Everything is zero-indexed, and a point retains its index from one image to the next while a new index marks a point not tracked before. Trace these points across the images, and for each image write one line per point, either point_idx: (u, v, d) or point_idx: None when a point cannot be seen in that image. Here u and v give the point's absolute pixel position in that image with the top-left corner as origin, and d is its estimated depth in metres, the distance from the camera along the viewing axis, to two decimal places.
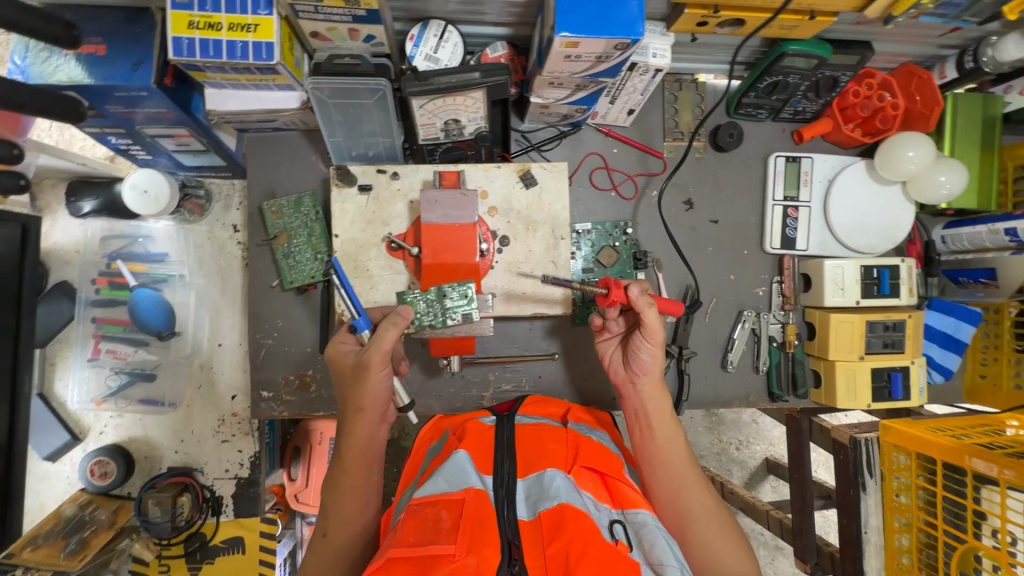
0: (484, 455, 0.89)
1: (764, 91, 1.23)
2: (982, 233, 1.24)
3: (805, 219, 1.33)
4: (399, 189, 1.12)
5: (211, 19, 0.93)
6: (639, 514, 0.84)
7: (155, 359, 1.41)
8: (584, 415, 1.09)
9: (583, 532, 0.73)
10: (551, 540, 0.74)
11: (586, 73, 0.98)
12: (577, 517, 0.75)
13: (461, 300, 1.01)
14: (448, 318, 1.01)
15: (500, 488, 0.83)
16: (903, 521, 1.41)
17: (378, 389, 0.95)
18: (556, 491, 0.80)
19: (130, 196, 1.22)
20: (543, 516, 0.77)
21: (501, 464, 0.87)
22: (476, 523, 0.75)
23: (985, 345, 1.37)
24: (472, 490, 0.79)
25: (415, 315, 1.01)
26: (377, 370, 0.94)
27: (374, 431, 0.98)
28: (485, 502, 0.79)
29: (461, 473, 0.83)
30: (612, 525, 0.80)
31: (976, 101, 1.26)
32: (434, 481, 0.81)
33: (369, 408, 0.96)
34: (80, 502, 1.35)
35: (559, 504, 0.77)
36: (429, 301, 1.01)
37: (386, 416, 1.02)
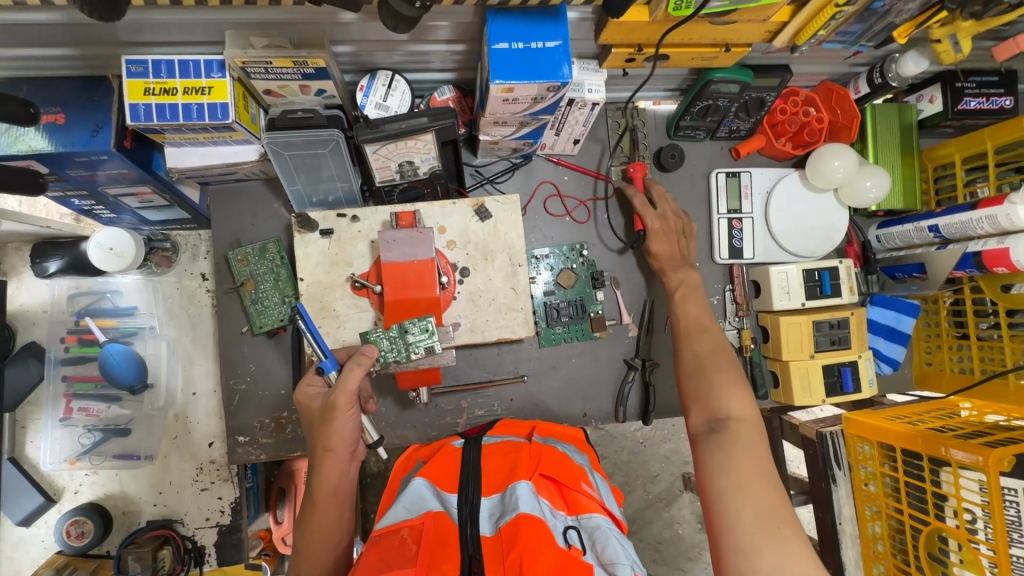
0: (448, 477, 0.99)
1: (698, 114, 1.32)
2: (909, 231, 1.34)
3: (749, 229, 1.41)
4: (360, 230, 1.16)
5: (166, 84, 0.98)
6: (592, 519, 0.90)
7: (129, 414, 1.41)
8: (549, 429, 1.16)
9: (536, 539, 0.79)
10: (509, 551, 0.80)
11: (527, 113, 1.05)
12: (532, 526, 0.81)
13: (423, 334, 1.06)
14: (412, 353, 1.05)
15: (463, 506, 0.91)
16: (873, 509, 1.47)
17: (346, 429, 0.98)
18: (514, 503, 0.87)
19: (96, 255, 1.24)
20: (503, 530, 0.84)
21: (464, 484, 0.94)
22: (435, 545, 0.84)
23: (928, 335, 1.46)
24: (430, 514, 0.89)
25: (380, 353, 1.05)
26: (345, 409, 0.97)
27: (343, 469, 0.98)
28: (445, 523, 0.88)
29: (420, 501, 0.93)
30: (567, 532, 0.87)
31: (892, 110, 1.38)
32: (395, 511, 0.92)
33: (338, 447, 0.98)
34: (56, 566, 1.32)
35: (516, 516, 0.83)
36: (392, 338, 1.06)
37: (357, 454, 1.03)
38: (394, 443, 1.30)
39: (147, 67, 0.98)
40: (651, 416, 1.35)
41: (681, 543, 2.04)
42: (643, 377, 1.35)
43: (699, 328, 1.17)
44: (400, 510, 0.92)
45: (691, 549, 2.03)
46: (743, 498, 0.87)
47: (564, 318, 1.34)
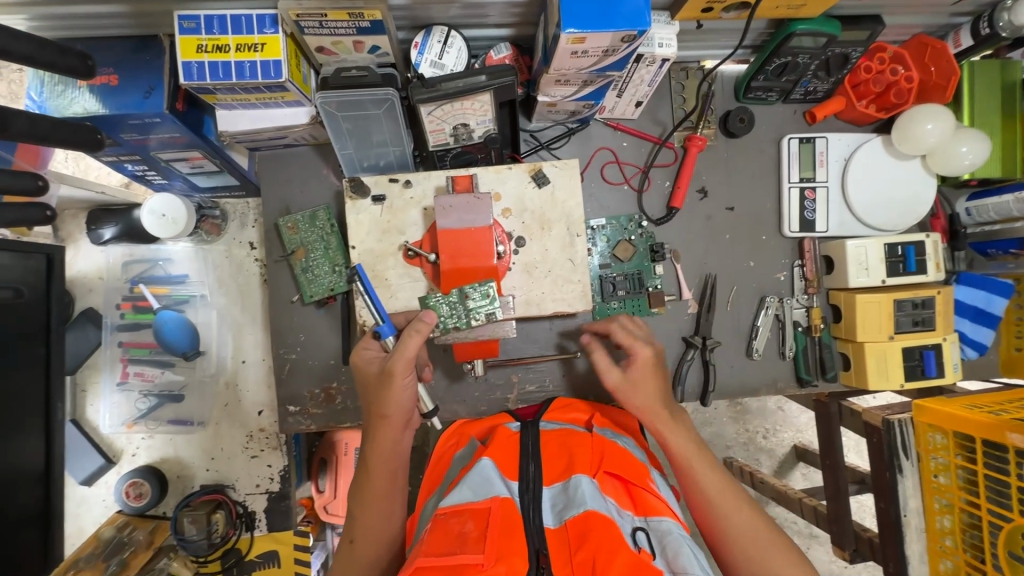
0: (509, 461, 0.91)
1: (773, 73, 1.21)
2: (1008, 203, 1.21)
3: (823, 200, 1.30)
4: (412, 197, 1.12)
5: (218, 41, 0.95)
6: (663, 522, 0.83)
7: (182, 380, 1.43)
8: (608, 420, 1.10)
9: (610, 539, 0.73)
10: (578, 547, 0.75)
11: (593, 68, 0.97)
12: (604, 525, 0.75)
13: (484, 300, 1.01)
14: (472, 320, 1.01)
15: (526, 493, 0.84)
16: (944, 502, 1.38)
17: (403, 397, 0.95)
18: (581, 497, 0.81)
19: (148, 220, 1.24)
20: (570, 524, 0.78)
21: (525, 469, 0.88)
22: (504, 532, 0.76)
23: (1019, 318, 1.30)
24: (497, 498, 0.81)
25: (439, 318, 1.01)
26: (402, 377, 0.94)
27: (397, 439, 0.97)
28: (512, 510, 0.81)
29: (486, 482, 0.84)
30: (635, 532, 0.80)
31: (994, 68, 1.23)
32: (459, 492, 0.83)
33: (393, 416, 0.96)
34: (117, 524, 1.37)
35: (585, 512, 0.77)
36: (453, 304, 1.02)
37: (409, 422, 1.01)
38: (443, 417, 1.28)
39: (198, 22, 0.94)
40: (710, 396, 1.29)
41: None
42: (703, 356, 1.29)
43: (705, 466, 0.96)
44: (465, 491, 0.83)
45: None
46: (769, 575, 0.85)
47: (620, 292, 1.29)
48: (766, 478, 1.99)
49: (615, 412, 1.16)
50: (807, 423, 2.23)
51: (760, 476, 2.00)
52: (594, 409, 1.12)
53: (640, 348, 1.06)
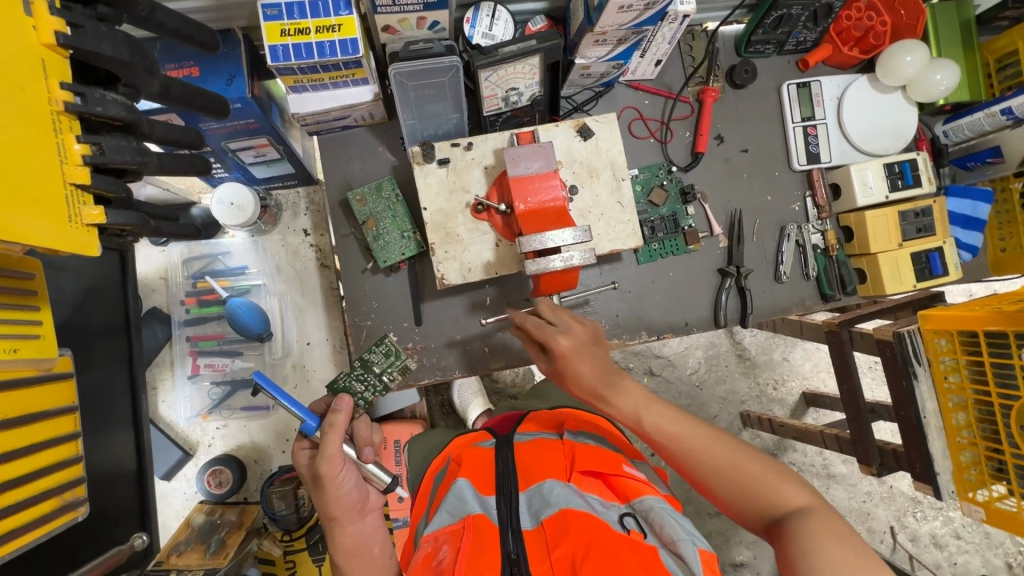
0: (485, 478, 1.05)
1: (770, 26, 1.38)
2: (980, 119, 1.40)
3: (824, 135, 1.48)
4: (473, 158, 1.23)
5: (300, 25, 1.04)
6: (645, 501, 0.95)
7: (251, 366, 1.49)
8: (582, 421, 1.22)
9: (585, 531, 0.86)
10: (557, 543, 0.88)
11: (632, 24, 1.12)
12: (579, 518, 0.89)
13: (386, 357, 1.19)
14: (386, 379, 1.19)
15: (501, 504, 0.98)
16: (957, 399, 1.53)
17: (342, 489, 1.00)
18: (554, 499, 0.95)
19: (218, 209, 1.32)
20: (547, 522, 0.92)
21: (501, 485, 1.02)
22: (477, 546, 0.90)
23: (999, 223, 1.50)
24: (469, 517, 0.95)
25: (358, 396, 1.16)
26: (334, 474, 0.98)
27: (357, 528, 1.03)
28: (486, 524, 0.94)
29: (461, 503, 0.99)
30: (623, 519, 0.93)
31: (951, 8, 1.44)
32: (440, 515, 0.99)
33: (341, 513, 1.01)
34: (205, 510, 1.40)
35: (561, 510, 0.92)
36: (364, 378, 1.18)
37: (369, 507, 1.06)
38: (512, 365, 1.38)
39: (280, 10, 1.04)
40: (750, 318, 1.43)
41: None
42: (738, 283, 1.44)
43: (656, 405, 1.03)
44: (444, 515, 0.98)
45: None
46: (828, 540, 0.80)
47: (659, 234, 1.42)
48: (785, 421, 2.11)
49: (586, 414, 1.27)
50: (811, 369, 2.38)
51: (779, 420, 2.12)
52: (568, 416, 1.24)
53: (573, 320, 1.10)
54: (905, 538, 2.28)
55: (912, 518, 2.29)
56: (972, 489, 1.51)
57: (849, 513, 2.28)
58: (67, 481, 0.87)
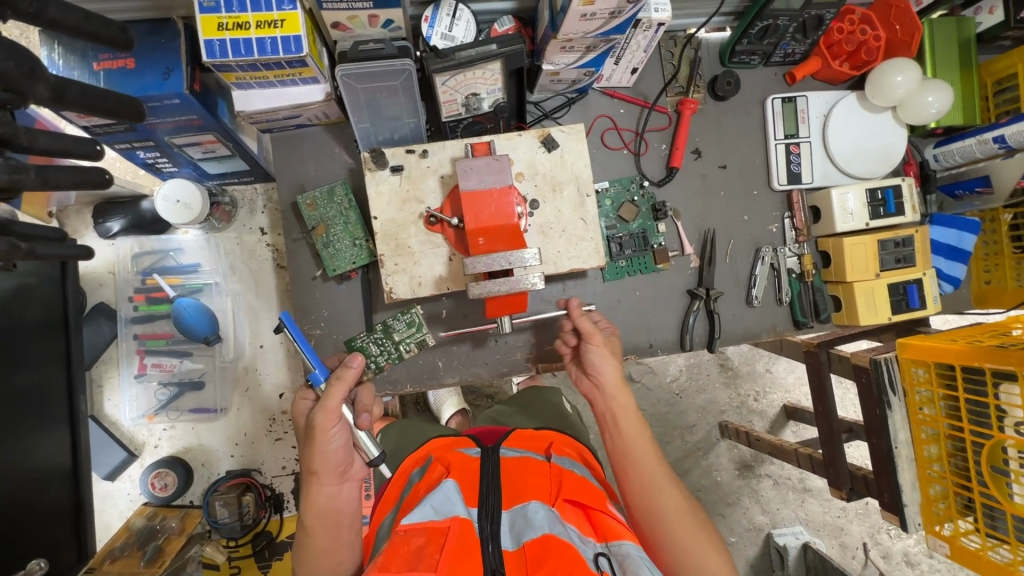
0: (471, 487, 0.98)
1: (755, 36, 1.30)
2: (971, 145, 1.33)
3: (807, 154, 1.40)
4: (429, 166, 1.16)
5: (238, 19, 0.97)
6: (623, 545, 0.89)
7: (201, 367, 1.44)
8: (565, 448, 1.17)
9: (565, 560, 0.79)
10: (534, 568, 0.81)
11: (598, 32, 1.04)
12: (562, 547, 0.82)
13: (409, 327, 1.26)
14: (402, 350, 1.27)
15: (484, 520, 0.91)
16: (930, 432, 1.46)
17: (328, 450, 0.96)
18: (540, 522, 0.88)
19: (163, 207, 1.25)
20: (528, 545, 0.84)
21: (486, 497, 0.94)
22: (459, 554, 0.82)
23: (985, 254, 1.44)
24: (458, 519, 0.87)
25: (372, 358, 1.26)
26: (324, 430, 0.94)
27: (332, 493, 0.99)
28: (469, 533, 0.87)
29: (449, 502, 0.90)
30: (596, 557, 0.86)
31: (950, 24, 1.35)
32: (423, 509, 0.89)
33: (322, 471, 0.97)
34: (147, 514, 1.38)
35: (545, 535, 0.84)
36: (382, 342, 1.26)
37: (350, 474, 1.02)
38: (467, 380, 1.33)
39: (218, 1, 0.96)
40: (717, 342, 1.38)
41: (719, 490, 2.24)
42: (707, 306, 1.38)
43: (637, 434, 1.08)
44: (427, 508, 0.89)
45: (729, 495, 2.23)
46: None
47: (627, 251, 1.36)
48: (762, 436, 2.07)
49: (570, 441, 1.23)
50: (793, 382, 2.33)
51: (756, 434, 2.08)
52: (556, 438, 1.19)
53: (596, 330, 1.15)
54: (878, 555, 2.25)
55: (886, 536, 2.26)
56: (938, 522, 1.46)
57: (822, 527, 2.25)
58: None
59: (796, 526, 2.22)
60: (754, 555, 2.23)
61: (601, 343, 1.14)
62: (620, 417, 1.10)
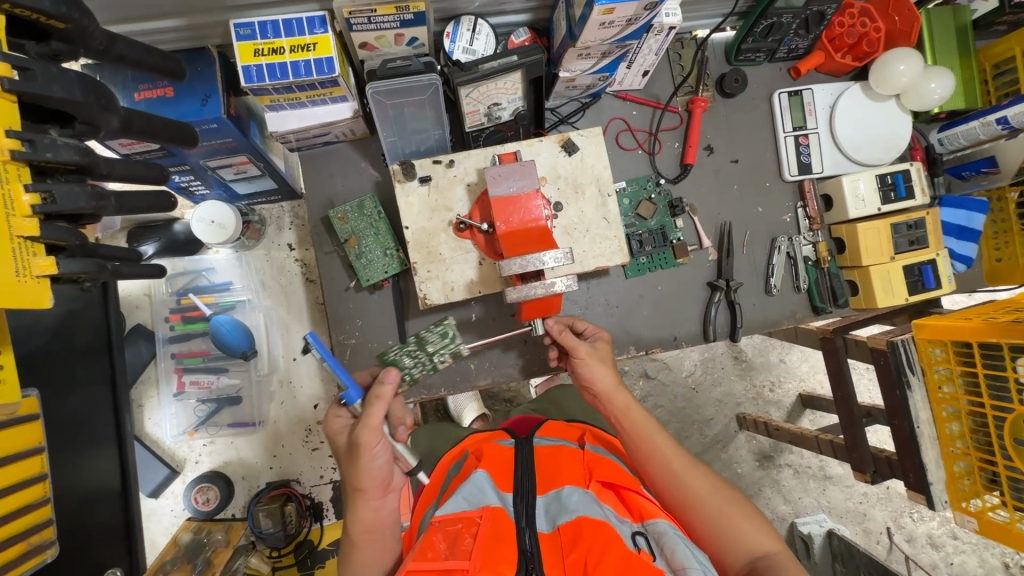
0: (503, 475, 1.01)
1: (760, 34, 1.35)
2: (975, 128, 1.37)
3: (816, 145, 1.45)
4: (456, 175, 1.20)
5: (273, 44, 1.02)
6: (659, 523, 0.89)
7: (238, 382, 1.49)
8: (598, 437, 1.19)
9: (598, 538, 0.80)
10: (570, 549, 0.82)
11: (615, 39, 1.09)
12: (595, 527, 0.83)
13: (442, 339, 1.10)
14: (438, 362, 1.09)
15: (518, 504, 0.93)
16: (952, 409, 1.46)
17: (374, 466, 0.95)
18: (574, 506, 0.89)
19: (199, 227, 1.30)
20: (563, 527, 0.86)
21: (519, 484, 0.97)
22: (490, 541, 0.84)
23: (995, 232, 1.48)
24: (489, 508, 0.90)
25: (404, 371, 1.06)
26: (369, 448, 0.93)
27: (378, 505, 0.97)
28: (503, 519, 0.89)
29: (480, 493, 0.93)
30: (635, 536, 0.87)
31: (948, 13, 1.40)
32: (456, 500, 0.92)
33: (369, 488, 0.96)
34: (193, 528, 1.41)
35: (578, 518, 0.85)
36: (414, 353, 1.08)
37: (392, 485, 1.01)
38: (499, 381, 1.37)
39: (253, 29, 1.01)
40: (739, 332, 1.41)
41: (741, 481, 2.25)
42: (728, 297, 1.42)
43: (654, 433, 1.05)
44: (460, 500, 0.92)
45: (751, 486, 2.24)
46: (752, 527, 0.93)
47: (648, 248, 1.39)
48: (781, 425, 2.07)
49: (601, 430, 1.24)
50: (808, 371, 2.35)
51: (775, 423, 2.08)
52: (587, 430, 1.19)
53: (580, 342, 1.15)
54: (902, 539, 2.26)
55: (909, 519, 2.27)
56: (965, 499, 1.45)
57: (845, 514, 2.26)
58: (34, 526, 0.97)
59: (819, 514, 2.23)
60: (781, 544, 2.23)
61: (586, 354, 1.13)
62: (630, 414, 1.08)
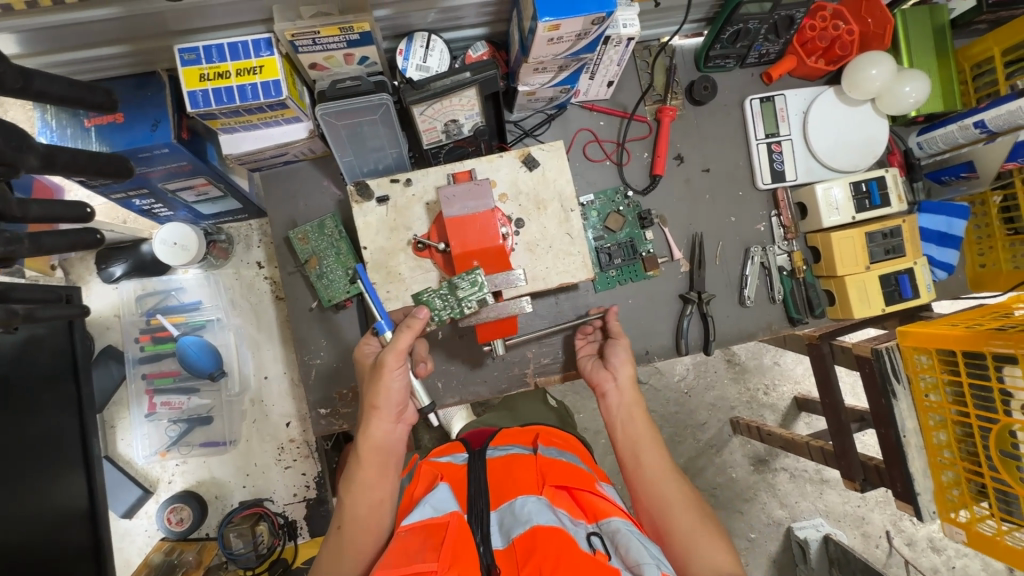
0: (462, 489, 0.97)
1: (727, 41, 1.31)
2: (953, 131, 1.33)
3: (789, 152, 1.41)
4: (414, 194, 1.19)
5: (219, 69, 1.01)
6: (612, 523, 0.88)
7: (209, 402, 1.49)
8: (553, 438, 1.14)
9: (553, 547, 0.77)
10: (525, 562, 0.78)
11: (567, 53, 1.07)
12: (549, 535, 0.79)
13: (472, 288, 1.09)
14: (465, 308, 1.09)
15: (476, 519, 0.90)
16: (938, 418, 1.39)
17: (393, 387, 1.01)
18: (527, 515, 0.85)
19: (161, 250, 1.30)
20: (517, 541, 0.82)
21: (475, 501, 0.92)
22: (457, 548, 0.81)
23: (979, 237, 1.44)
24: (457, 514, 0.87)
25: (434, 311, 1.10)
26: (392, 368, 1.00)
27: (389, 429, 1.02)
28: (468, 531, 0.86)
29: (445, 498, 0.90)
30: (589, 537, 0.84)
31: (923, 13, 1.36)
32: (422, 509, 0.88)
33: (384, 408, 1.02)
34: (165, 549, 1.42)
35: (532, 527, 0.81)
36: (446, 297, 1.10)
37: (403, 416, 1.07)
38: (467, 399, 1.35)
39: (199, 54, 1.00)
40: (713, 344, 1.38)
41: (735, 486, 2.21)
42: (700, 309, 1.39)
43: (648, 434, 1.07)
44: (427, 508, 0.88)
45: (746, 491, 2.20)
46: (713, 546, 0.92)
47: (617, 261, 1.37)
48: (774, 430, 2.03)
49: (557, 432, 1.19)
50: (803, 373, 2.31)
51: (767, 428, 2.03)
52: (541, 430, 1.16)
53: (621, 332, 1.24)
54: (902, 542, 2.21)
55: (909, 522, 2.22)
56: (954, 509, 1.38)
57: (843, 518, 2.21)
58: None
59: (816, 518, 2.19)
60: (776, 549, 2.18)
61: (626, 344, 1.22)
62: (634, 411, 1.11)
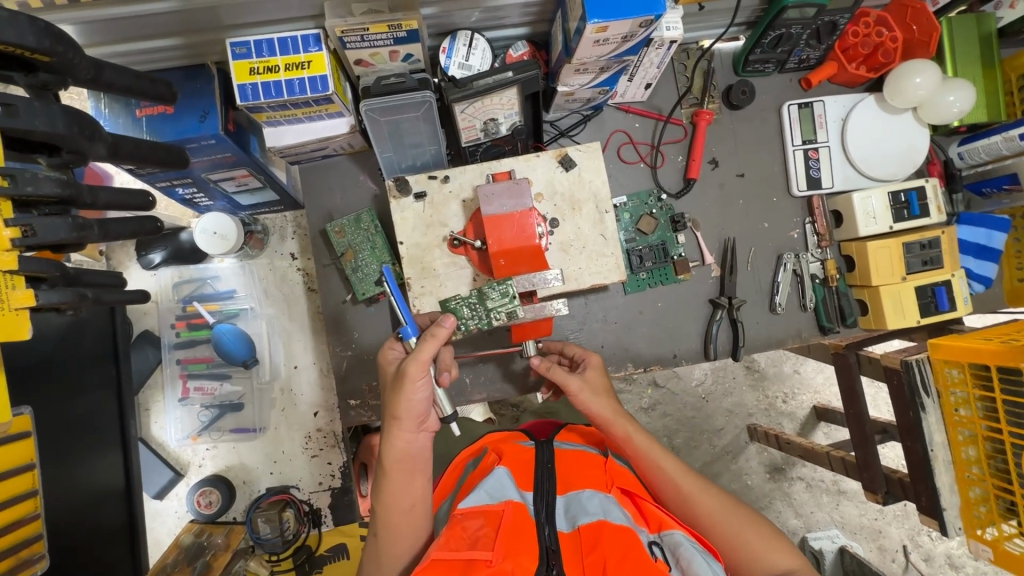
0: (523, 473, 0.93)
1: (769, 45, 1.30)
2: (997, 142, 1.31)
3: (826, 159, 1.40)
4: (451, 191, 1.20)
5: (268, 63, 1.03)
6: (674, 535, 0.84)
7: (240, 389, 1.52)
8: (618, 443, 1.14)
9: (621, 541, 0.76)
10: (589, 550, 0.77)
11: (612, 55, 1.07)
12: (616, 532, 0.77)
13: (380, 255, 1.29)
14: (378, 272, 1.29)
15: (539, 503, 0.87)
16: (968, 433, 1.35)
17: (417, 399, 0.96)
18: (594, 508, 0.83)
19: (202, 239, 1.33)
20: (582, 528, 0.80)
21: (539, 482, 0.91)
22: (512, 533, 0.78)
23: (1018, 251, 1.40)
24: (512, 502, 0.83)
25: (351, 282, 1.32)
26: (414, 379, 0.94)
27: (411, 439, 0.97)
28: (525, 514, 0.82)
29: (501, 486, 0.86)
30: (651, 544, 0.82)
31: (970, 22, 1.34)
32: (476, 493, 0.85)
33: (404, 418, 0.96)
34: (194, 531, 1.45)
35: (600, 520, 0.80)
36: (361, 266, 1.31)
37: (426, 424, 1.00)
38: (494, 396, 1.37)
39: (250, 48, 1.02)
40: (741, 351, 1.38)
41: (750, 494, 2.20)
42: (730, 315, 1.38)
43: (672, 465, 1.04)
44: (482, 492, 0.85)
45: (761, 499, 2.18)
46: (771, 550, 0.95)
47: (647, 263, 1.37)
48: (793, 438, 1.99)
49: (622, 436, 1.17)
50: (823, 383, 2.28)
51: (786, 437, 2.00)
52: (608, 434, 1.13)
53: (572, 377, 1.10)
54: (918, 558, 2.18)
55: (926, 538, 2.19)
56: (980, 526, 1.35)
57: (859, 531, 2.19)
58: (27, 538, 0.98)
59: (832, 529, 2.17)
60: None
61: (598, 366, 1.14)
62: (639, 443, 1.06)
